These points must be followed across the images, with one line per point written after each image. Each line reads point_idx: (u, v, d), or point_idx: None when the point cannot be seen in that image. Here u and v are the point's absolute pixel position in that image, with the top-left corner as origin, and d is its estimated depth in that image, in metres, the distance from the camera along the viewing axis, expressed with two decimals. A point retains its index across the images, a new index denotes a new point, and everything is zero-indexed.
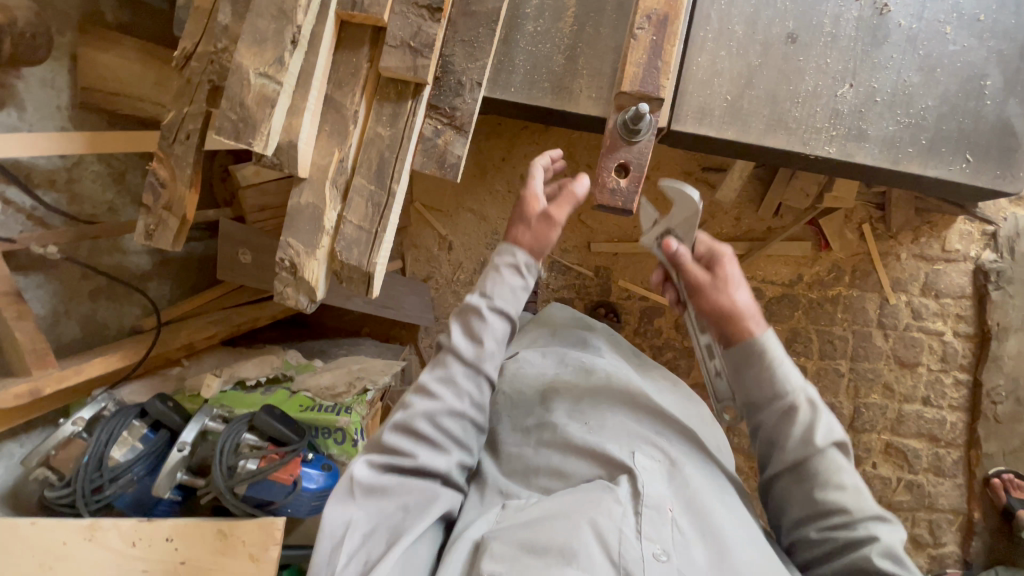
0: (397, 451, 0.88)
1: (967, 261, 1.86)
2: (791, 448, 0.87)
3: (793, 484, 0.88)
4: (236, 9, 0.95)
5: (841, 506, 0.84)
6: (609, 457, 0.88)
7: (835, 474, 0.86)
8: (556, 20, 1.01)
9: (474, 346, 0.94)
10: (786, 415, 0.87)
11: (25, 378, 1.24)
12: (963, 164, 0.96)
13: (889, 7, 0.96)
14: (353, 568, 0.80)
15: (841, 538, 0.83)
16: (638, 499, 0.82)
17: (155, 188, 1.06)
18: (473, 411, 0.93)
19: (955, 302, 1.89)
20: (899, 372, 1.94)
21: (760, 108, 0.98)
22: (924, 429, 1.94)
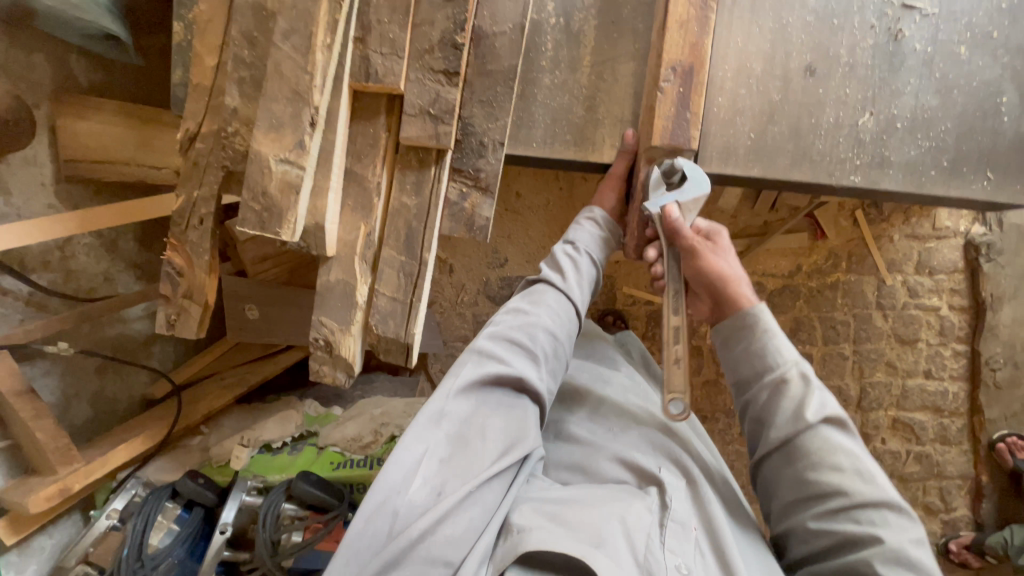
0: (489, 355, 0.86)
1: (957, 236, 1.84)
2: (780, 426, 0.84)
3: (783, 465, 0.84)
4: (244, 89, 0.91)
5: (838, 488, 0.79)
6: (642, 469, 0.91)
7: (832, 453, 0.80)
8: (572, 70, 0.99)
9: (562, 276, 0.98)
10: (774, 391, 0.86)
11: (50, 478, 1.22)
12: (984, 182, 0.99)
13: (904, 32, 0.97)
14: (425, 490, 0.74)
15: (840, 527, 0.77)
16: (665, 511, 0.82)
17: (172, 278, 1.02)
18: (560, 334, 0.94)
19: (949, 277, 1.86)
20: (900, 350, 1.89)
21: (784, 143, 0.98)
22: (928, 401, 1.90)
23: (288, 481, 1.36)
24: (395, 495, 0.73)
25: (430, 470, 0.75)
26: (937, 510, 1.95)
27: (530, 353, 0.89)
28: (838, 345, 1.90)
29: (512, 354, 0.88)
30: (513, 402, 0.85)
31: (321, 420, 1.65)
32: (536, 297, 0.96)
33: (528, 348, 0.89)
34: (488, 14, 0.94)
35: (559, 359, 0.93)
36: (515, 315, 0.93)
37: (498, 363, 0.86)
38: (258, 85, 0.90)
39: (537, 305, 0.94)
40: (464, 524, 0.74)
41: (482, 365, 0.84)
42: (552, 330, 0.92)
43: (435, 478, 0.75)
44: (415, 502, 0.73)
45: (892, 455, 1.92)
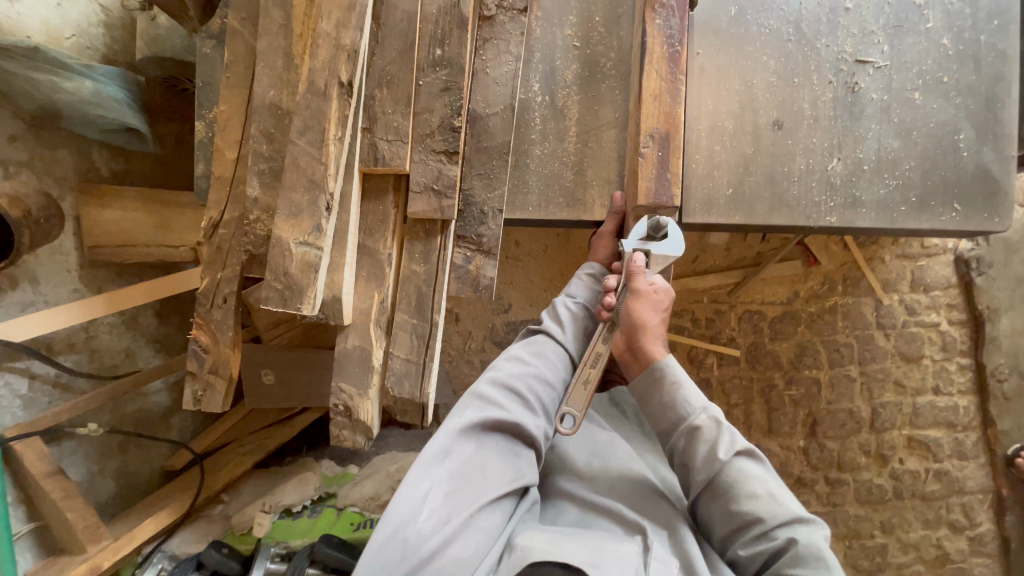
0: (493, 400, 0.87)
1: (947, 252, 1.90)
2: (697, 464, 0.87)
3: (710, 502, 0.86)
4: (264, 180, 1.00)
5: (756, 515, 0.82)
6: (628, 516, 0.90)
7: (747, 482, 0.84)
8: (560, 140, 1.08)
9: (561, 330, 1.00)
10: (685, 434, 0.89)
11: (81, 557, 1.24)
12: (953, 213, 1.06)
13: (860, 85, 1.06)
14: (430, 522, 0.73)
15: (767, 549, 0.80)
16: (654, 554, 0.82)
17: (199, 354, 1.08)
18: (558, 387, 0.94)
19: (945, 292, 1.90)
20: (906, 368, 1.91)
21: (761, 191, 1.06)
22: (940, 418, 1.90)
23: (311, 546, 1.37)
24: (404, 525, 0.72)
25: (437, 502, 0.75)
26: (963, 528, 1.91)
27: (532, 398, 0.90)
28: (845, 368, 1.92)
29: (516, 400, 0.88)
30: (513, 447, 0.85)
31: (338, 480, 1.67)
32: (537, 345, 0.98)
33: (526, 397, 0.89)
34: (481, 97, 1.04)
35: (556, 408, 0.93)
36: (516, 362, 0.94)
37: (499, 407, 0.86)
38: (276, 175, 1.00)
39: (538, 354, 0.96)
40: (466, 553, 0.73)
41: (486, 407, 0.85)
42: (549, 379, 0.93)
43: (442, 509, 0.75)
44: (424, 531, 0.72)
45: (911, 475, 1.90)
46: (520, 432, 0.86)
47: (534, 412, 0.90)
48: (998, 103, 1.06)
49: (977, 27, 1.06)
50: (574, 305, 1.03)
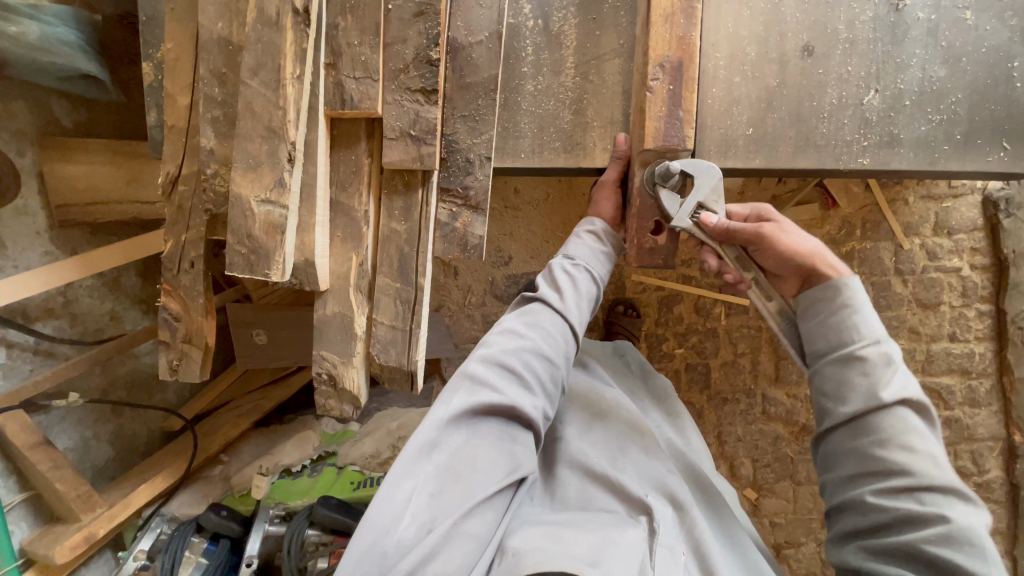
0: (483, 383, 0.79)
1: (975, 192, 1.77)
2: (852, 399, 0.79)
3: (849, 438, 0.79)
4: (219, 128, 0.88)
5: (906, 468, 0.73)
6: (629, 494, 0.84)
7: (908, 436, 0.75)
8: (556, 74, 0.94)
9: (559, 295, 0.90)
10: (849, 364, 0.80)
11: (77, 525, 1.24)
12: (1001, 153, 0.93)
13: (905, 1, 0.90)
14: (414, 528, 0.68)
15: (898, 509, 0.71)
16: (655, 537, 0.77)
17: (170, 323, 1.01)
18: (556, 360, 0.86)
19: (969, 236, 1.77)
20: (923, 315, 1.82)
21: (785, 130, 0.92)
22: (954, 364, 1.82)
23: (310, 507, 1.36)
24: (385, 534, 0.67)
25: (420, 505, 0.69)
26: (970, 474, 1.87)
27: (528, 376, 0.82)
28: None
29: (510, 381, 0.80)
30: (507, 432, 0.78)
31: (338, 438, 1.65)
32: (531, 316, 0.89)
33: (520, 375, 0.81)
34: (461, 24, 0.90)
35: (554, 383, 0.85)
36: (510, 336, 0.85)
37: (490, 390, 0.79)
38: (232, 123, 0.88)
39: (534, 327, 0.87)
40: (456, 560, 0.68)
41: (476, 392, 0.78)
42: (546, 354, 0.85)
43: (426, 512, 0.70)
44: (405, 540, 0.66)
45: None
46: (515, 415, 0.79)
47: (529, 391, 0.82)
48: None
49: None
50: (574, 265, 0.93)
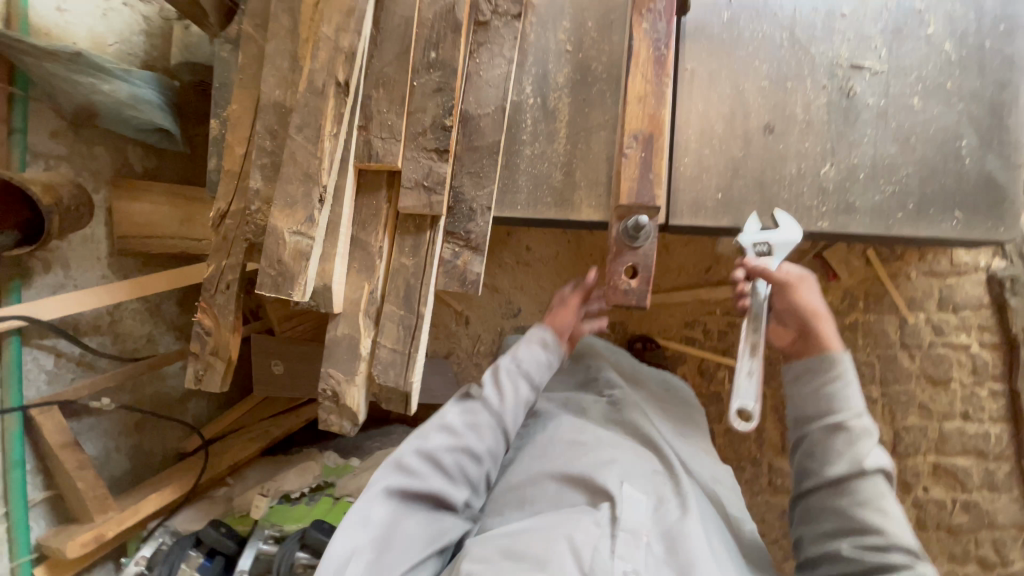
0: (413, 473, 1.00)
1: (978, 271, 1.75)
2: (833, 435, 0.91)
3: (830, 497, 0.90)
4: (266, 173, 1.06)
5: (880, 527, 0.85)
6: (597, 486, 0.98)
7: (875, 464, 0.87)
8: (550, 141, 1.11)
9: (498, 401, 1.07)
10: (836, 432, 0.91)
11: (89, 525, 1.33)
12: (952, 222, 1.02)
13: (855, 89, 1.04)
14: None
15: (869, 561, 0.83)
16: (615, 523, 0.92)
17: (201, 337, 1.14)
18: (487, 460, 1.06)
19: (975, 313, 1.73)
20: (933, 391, 1.76)
21: (750, 195, 1.05)
22: (970, 445, 1.73)
23: (303, 531, 1.41)
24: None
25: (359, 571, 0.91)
26: (993, 565, 1.74)
27: (455, 472, 1.03)
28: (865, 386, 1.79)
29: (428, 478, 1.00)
30: (432, 515, 1.01)
31: (338, 471, 1.73)
32: (472, 415, 1.06)
33: (449, 472, 1.03)
34: (474, 98, 1.08)
35: (483, 475, 1.07)
36: (450, 435, 1.03)
37: (415, 481, 1.00)
38: (277, 169, 1.05)
39: (471, 425, 1.05)
40: None
41: (403, 479, 0.99)
42: (480, 454, 1.04)
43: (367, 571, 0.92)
44: None
45: (936, 504, 1.76)
46: (442, 501, 1.02)
47: (455, 484, 1.04)
48: (1005, 110, 1.02)
49: (980, 32, 1.03)
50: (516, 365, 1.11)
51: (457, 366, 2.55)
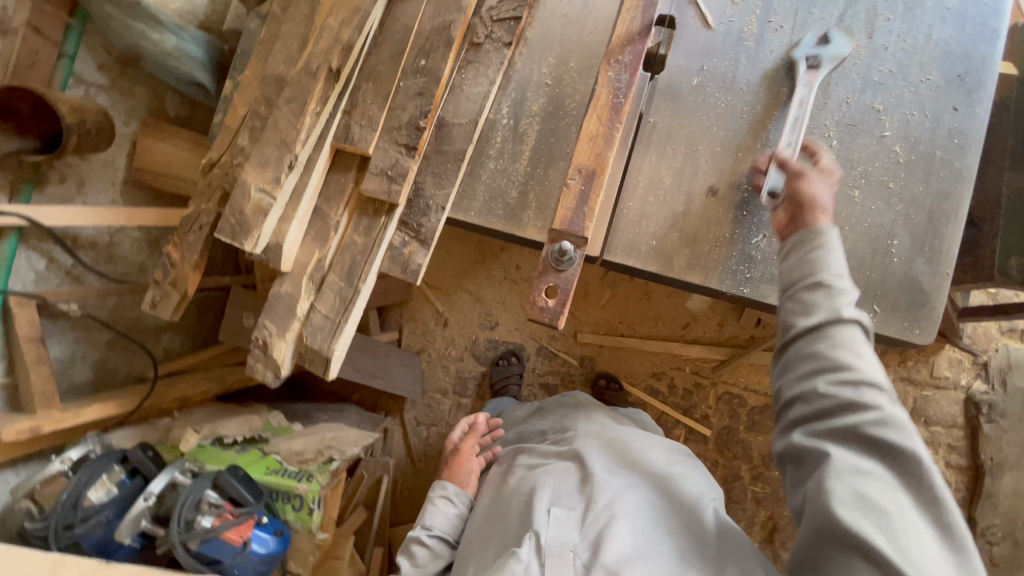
0: None
1: (957, 389, 1.89)
2: (815, 315, 0.87)
3: (807, 346, 0.88)
4: (254, 134, 1.17)
5: (851, 364, 0.82)
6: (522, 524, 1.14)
7: (852, 356, 0.83)
8: (514, 161, 1.20)
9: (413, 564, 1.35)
10: (815, 291, 0.89)
11: (30, 416, 1.43)
12: (870, 313, 1.06)
13: (802, 171, 1.10)
14: None
15: (846, 394, 0.81)
16: (540, 552, 1.07)
17: (166, 267, 1.25)
18: None
19: (947, 430, 1.92)
20: None
21: (682, 247, 1.10)
22: None
23: (217, 471, 1.47)
24: None
25: None
26: None
27: None
28: None
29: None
30: None
31: (276, 431, 1.81)
32: None
33: None
34: (452, 108, 1.18)
35: None
36: None
37: None
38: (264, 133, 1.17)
39: None
40: None
41: None
42: None
43: None
44: None
45: None
46: None
47: None
48: (942, 220, 1.08)
49: (932, 142, 1.10)
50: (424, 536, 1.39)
51: (424, 363, 2.63)
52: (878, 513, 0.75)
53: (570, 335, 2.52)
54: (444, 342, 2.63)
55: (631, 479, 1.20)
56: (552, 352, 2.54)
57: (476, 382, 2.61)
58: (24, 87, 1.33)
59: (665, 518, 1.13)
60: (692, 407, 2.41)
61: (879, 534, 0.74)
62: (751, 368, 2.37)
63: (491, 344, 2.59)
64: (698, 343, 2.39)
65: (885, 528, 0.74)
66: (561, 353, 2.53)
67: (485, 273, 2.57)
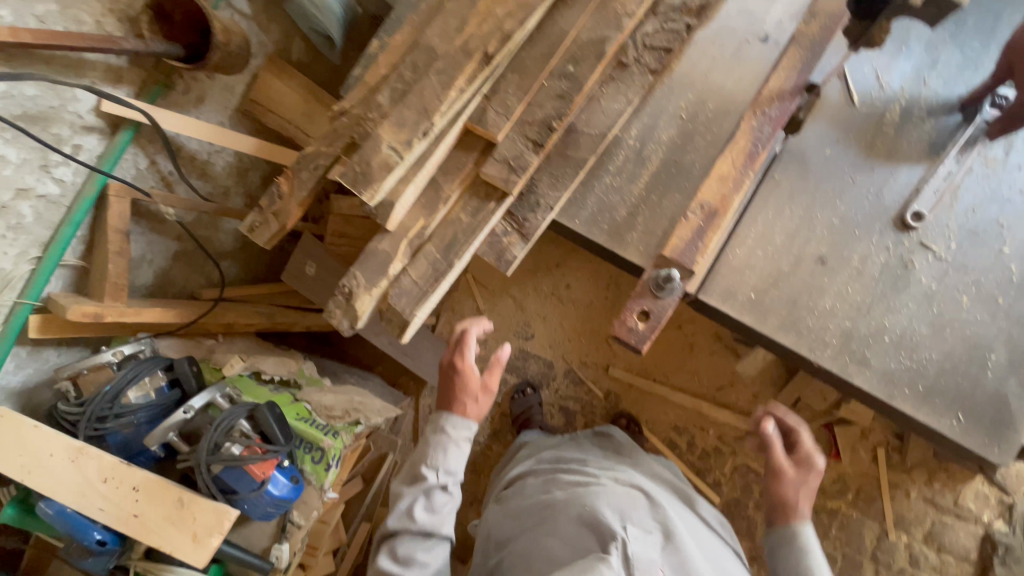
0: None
1: (978, 524, 2.19)
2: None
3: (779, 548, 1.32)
4: (394, 94, 1.21)
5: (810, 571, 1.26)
6: (602, 535, 1.19)
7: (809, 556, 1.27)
8: (630, 182, 1.22)
9: (429, 514, 1.30)
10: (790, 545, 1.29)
11: (96, 302, 1.44)
12: (953, 420, 1.04)
13: (914, 263, 1.10)
14: None
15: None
16: (625, 565, 1.13)
17: (273, 196, 1.29)
18: None
19: (958, 561, 2.19)
20: None
21: (779, 306, 1.11)
22: None
23: (255, 404, 1.48)
24: None
25: None
26: None
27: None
28: None
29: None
30: None
31: (310, 380, 1.80)
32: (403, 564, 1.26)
33: None
34: (585, 117, 1.21)
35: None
36: None
37: None
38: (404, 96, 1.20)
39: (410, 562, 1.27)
40: None
41: None
42: None
43: None
44: None
45: None
46: None
47: None
48: None
49: None
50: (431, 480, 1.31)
51: (451, 354, 2.65)
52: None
53: (602, 366, 2.52)
54: (477, 339, 2.65)
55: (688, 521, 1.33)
56: (580, 378, 2.53)
57: (497, 386, 2.61)
58: None
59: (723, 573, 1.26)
60: (706, 469, 2.39)
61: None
62: None
63: (522, 354, 2.60)
64: (727, 408, 2.37)
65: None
66: (588, 381, 2.52)
67: (534, 284, 2.59)
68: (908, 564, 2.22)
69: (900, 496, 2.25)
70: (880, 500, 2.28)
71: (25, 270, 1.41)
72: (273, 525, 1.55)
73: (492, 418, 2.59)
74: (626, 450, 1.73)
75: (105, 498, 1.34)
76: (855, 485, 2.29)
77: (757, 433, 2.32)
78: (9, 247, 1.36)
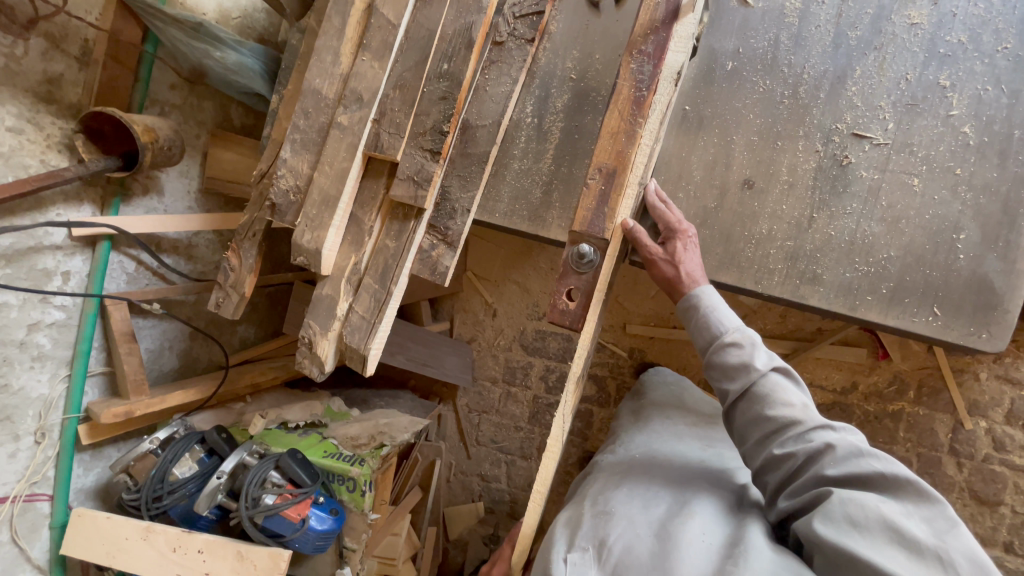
0: None
1: None
2: None
3: None
4: (295, 146, 1.25)
5: None
6: (569, 534, 1.06)
7: (784, 393, 1.06)
8: (537, 161, 1.38)
9: None
10: None
11: (123, 402, 1.62)
12: (929, 317, 1.26)
13: (849, 160, 1.30)
14: None
15: None
16: (577, 548, 1.01)
17: (227, 271, 1.38)
18: None
19: None
20: (977, 510, 2.05)
21: (715, 246, 1.36)
22: None
23: (279, 454, 1.60)
24: None
25: None
26: None
27: None
28: None
29: None
30: None
31: (336, 416, 1.99)
32: None
33: None
34: (476, 110, 1.21)
35: None
36: None
37: None
38: (303, 145, 1.25)
39: None
40: None
41: None
42: None
43: None
44: None
45: None
46: None
47: None
48: (1018, 210, 1.23)
49: (1004, 123, 1.24)
50: None
51: (474, 352, 2.70)
52: (874, 551, 0.84)
53: (620, 325, 2.48)
54: (494, 331, 2.67)
55: (701, 487, 1.14)
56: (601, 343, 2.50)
57: (524, 371, 2.61)
58: (102, 111, 1.46)
59: (790, 451, 1.01)
60: None
61: (906, 557, 0.83)
62: (815, 362, 2.21)
63: (539, 335, 2.57)
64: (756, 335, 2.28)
65: (908, 556, 0.83)
66: (609, 344, 2.49)
67: (532, 264, 2.55)
68: (993, 450, 2.01)
69: (969, 381, 2.04)
70: (947, 391, 2.06)
71: (61, 390, 1.60)
72: (332, 554, 1.72)
73: (526, 402, 2.62)
74: (646, 413, 1.60)
75: (179, 564, 1.52)
76: (915, 380, 2.09)
77: (795, 353, 2.22)
78: (40, 374, 1.55)
